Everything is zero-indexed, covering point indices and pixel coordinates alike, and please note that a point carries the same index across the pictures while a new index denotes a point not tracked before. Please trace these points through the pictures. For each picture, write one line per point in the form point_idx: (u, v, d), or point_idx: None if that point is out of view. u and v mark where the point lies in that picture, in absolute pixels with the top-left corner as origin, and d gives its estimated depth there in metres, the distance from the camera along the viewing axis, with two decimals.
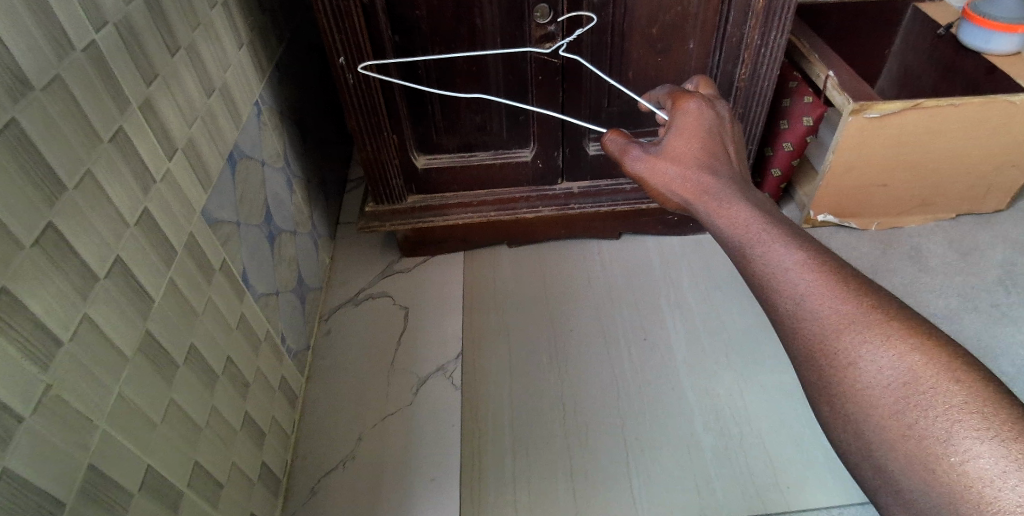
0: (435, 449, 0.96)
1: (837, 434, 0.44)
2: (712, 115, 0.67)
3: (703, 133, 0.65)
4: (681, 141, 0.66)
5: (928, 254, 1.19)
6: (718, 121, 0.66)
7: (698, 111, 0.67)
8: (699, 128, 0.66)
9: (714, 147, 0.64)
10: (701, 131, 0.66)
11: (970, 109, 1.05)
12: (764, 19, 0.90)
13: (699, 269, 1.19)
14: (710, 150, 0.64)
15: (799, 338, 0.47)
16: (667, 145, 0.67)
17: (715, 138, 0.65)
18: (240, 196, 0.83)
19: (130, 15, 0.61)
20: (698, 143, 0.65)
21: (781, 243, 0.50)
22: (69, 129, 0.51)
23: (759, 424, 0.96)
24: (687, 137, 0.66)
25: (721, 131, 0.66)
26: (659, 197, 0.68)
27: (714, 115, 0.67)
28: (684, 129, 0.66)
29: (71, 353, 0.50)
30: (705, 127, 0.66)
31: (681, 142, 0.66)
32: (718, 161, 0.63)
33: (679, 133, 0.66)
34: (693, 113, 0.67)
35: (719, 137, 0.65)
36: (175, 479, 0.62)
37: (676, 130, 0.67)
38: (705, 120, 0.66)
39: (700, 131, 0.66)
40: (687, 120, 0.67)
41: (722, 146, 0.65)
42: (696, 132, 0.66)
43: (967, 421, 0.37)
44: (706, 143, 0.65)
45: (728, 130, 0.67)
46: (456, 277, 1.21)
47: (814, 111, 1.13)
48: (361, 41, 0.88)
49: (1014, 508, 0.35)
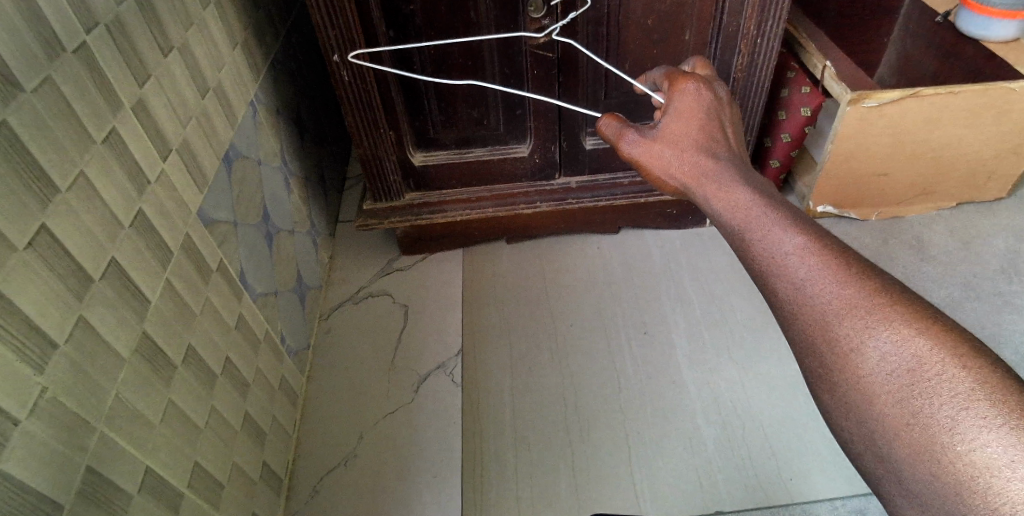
0: (436, 446, 0.95)
1: (840, 422, 0.44)
2: (710, 96, 0.65)
3: (702, 115, 0.64)
4: (679, 123, 0.65)
5: (929, 243, 1.19)
6: (716, 101, 0.65)
7: (697, 90, 0.66)
8: (697, 109, 0.65)
9: (713, 130, 0.64)
10: (699, 112, 0.65)
11: (971, 96, 1.04)
12: (760, 8, 0.89)
13: (698, 263, 1.19)
14: (708, 132, 0.63)
15: (800, 324, 0.46)
16: (665, 128, 0.66)
17: (713, 119, 0.64)
18: (237, 195, 0.82)
19: (122, 14, 0.60)
20: (696, 125, 0.64)
21: (781, 228, 0.50)
22: (60, 130, 0.51)
23: (761, 415, 0.95)
24: (686, 120, 0.64)
25: (720, 112, 0.65)
26: (657, 182, 0.67)
27: (712, 94, 0.66)
28: (682, 111, 0.65)
29: (67, 355, 0.49)
30: (704, 108, 0.65)
31: (679, 123, 0.65)
32: (717, 145, 0.62)
33: (676, 114, 0.65)
34: (692, 93, 0.66)
35: (717, 117, 0.65)
36: (175, 481, 0.62)
37: (674, 111, 0.66)
38: (703, 100, 0.65)
39: (698, 112, 0.65)
40: (685, 100, 0.66)
41: (720, 128, 0.64)
42: (694, 112, 0.65)
43: (974, 409, 0.37)
44: (704, 125, 0.64)
45: (727, 112, 0.66)
46: (455, 273, 1.20)
47: (813, 101, 1.12)
48: (355, 36, 0.87)
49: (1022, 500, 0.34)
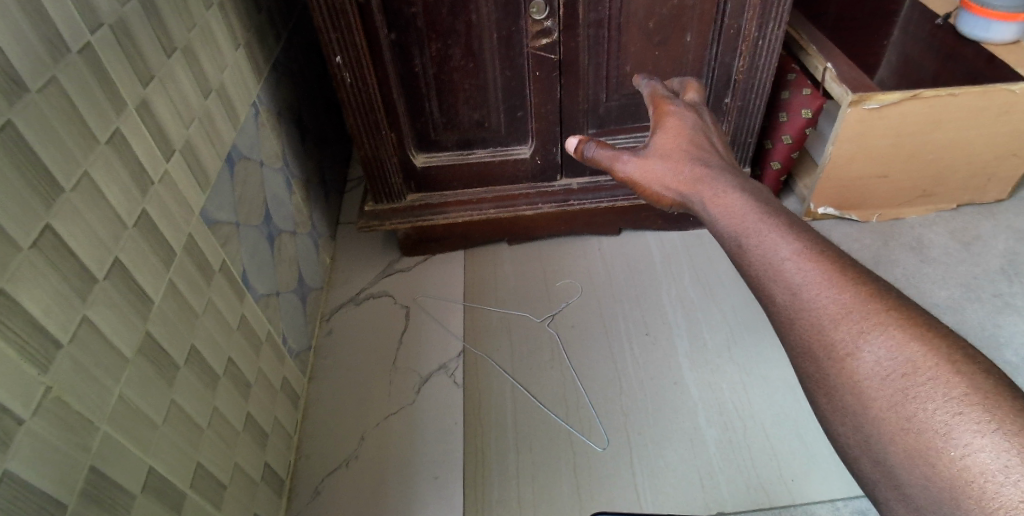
0: (438, 449, 0.95)
1: (835, 427, 0.43)
2: (693, 117, 0.69)
3: (688, 132, 0.67)
4: (667, 138, 0.67)
5: (929, 245, 1.19)
6: (699, 121, 0.69)
7: (678, 113, 0.70)
8: (682, 127, 0.68)
9: (701, 142, 0.65)
10: (685, 129, 0.68)
11: (971, 99, 1.05)
12: (761, 11, 0.90)
13: (699, 264, 1.19)
14: (696, 144, 0.65)
15: (796, 329, 0.45)
16: (654, 143, 0.68)
17: (698, 134, 0.67)
18: (239, 196, 0.82)
19: (126, 16, 0.61)
20: (684, 139, 0.66)
21: (776, 233, 0.49)
22: (66, 131, 0.51)
23: (762, 417, 0.96)
24: (673, 136, 0.67)
25: (705, 129, 0.68)
26: (653, 197, 0.68)
27: (694, 116, 0.70)
28: (669, 129, 0.68)
29: (71, 354, 0.50)
30: (689, 126, 0.68)
31: (667, 139, 0.67)
32: (707, 154, 0.64)
33: (663, 133, 0.68)
34: (675, 115, 0.70)
35: (703, 133, 0.67)
36: (177, 481, 0.61)
37: (661, 131, 0.69)
38: (686, 120, 0.69)
39: (685, 129, 0.67)
40: (669, 122, 0.70)
41: (708, 140, 0.66)
42: (680, 130, 0.68)
43: (968, 413, 0.36)
44: (691, 139, 0.66)
45: (712, 129, 0.69)
46: (456, 275, 1.20)
47: (814, 103, 1.13)
48: (357, 39, 0.88)
49: (1017, 504, 0.33)
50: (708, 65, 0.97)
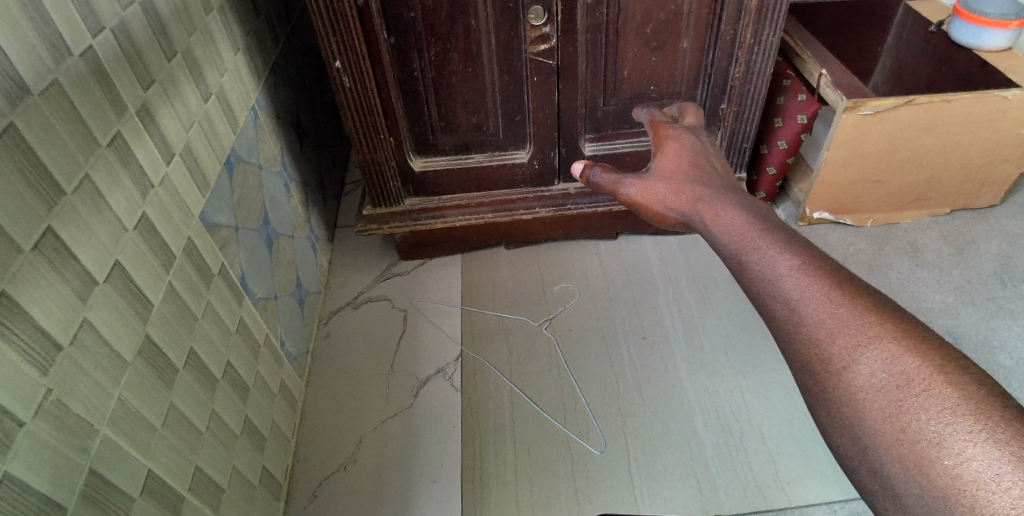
0: (436, 452, 0.95)
1: (834, 439, 0.43)
2: (692, 140, 0.71)
3: (687, 154, 0.68)
4: (667, 161, 0.68)
5: (923, 249, 1.20)
6: (699, 144, 0.70)
7: (678, 136, 0.72)
8: (681, 150, 0.69)
9: (700, 162, 0.67)
10: (684, 152, 0.69)
11: (964, 105, 1.06)
12: (757, 16, 0.91)
13: (696, 268, 1.19)
14: (696, 165, 0.66)
15: (795, 344, 0.46)
16: (654, 166, 0.69)
17: (697, 155, 0.68)
18: (239, 199, 0.83)
19: (127, 19, 0.61)
20: (684, 161, 0.67)
21: (775, 248, 0.50)
22: (68, 135, 0.51)
23: (759, 420, 0.96)
24: (673, 158, 0.68)
25: (705, 151, 0.69)
26: (654, 218, 0.69)
27: (694, 140, 0.71)
28: (668, 152, 0.70)
29: (72, 357, 0.50)
30: (688, 148, 0.69)
31: (668, 162, 0.68)
32: (707, 173, 0.65)
33: (664, 156, 0.69)
34: (674, 139, 0.72)
35: (702, 154, 0.68)
36: (175, 484, 0.61)
37: (662, 153, 0.70)
38: (686, 144, 0.70)
39: (685, 152, 0.69)
40: (669, 145, 0.71)
41: (706, 159, 0.67)
42: (680, 153, 0.69)
43: (961, 423, 0.37)
44: (691, 161, 0.67)
45: (711, 151, 0.70)
46: (453, 279, 1.21)
47: (808, 109, 1.15)
48: (357, 43, 0.88)
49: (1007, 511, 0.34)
50: (705, 70, 0.98)
